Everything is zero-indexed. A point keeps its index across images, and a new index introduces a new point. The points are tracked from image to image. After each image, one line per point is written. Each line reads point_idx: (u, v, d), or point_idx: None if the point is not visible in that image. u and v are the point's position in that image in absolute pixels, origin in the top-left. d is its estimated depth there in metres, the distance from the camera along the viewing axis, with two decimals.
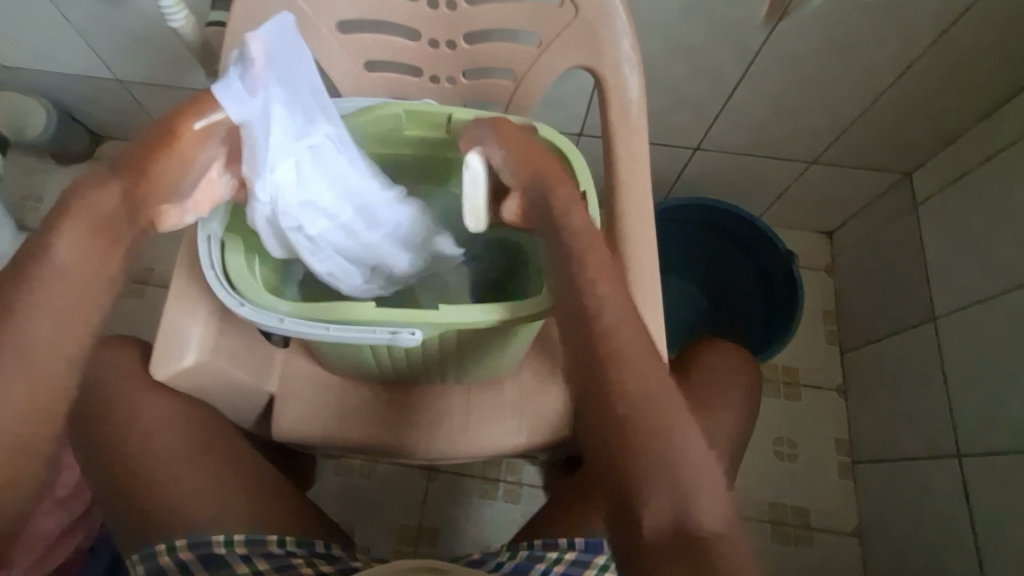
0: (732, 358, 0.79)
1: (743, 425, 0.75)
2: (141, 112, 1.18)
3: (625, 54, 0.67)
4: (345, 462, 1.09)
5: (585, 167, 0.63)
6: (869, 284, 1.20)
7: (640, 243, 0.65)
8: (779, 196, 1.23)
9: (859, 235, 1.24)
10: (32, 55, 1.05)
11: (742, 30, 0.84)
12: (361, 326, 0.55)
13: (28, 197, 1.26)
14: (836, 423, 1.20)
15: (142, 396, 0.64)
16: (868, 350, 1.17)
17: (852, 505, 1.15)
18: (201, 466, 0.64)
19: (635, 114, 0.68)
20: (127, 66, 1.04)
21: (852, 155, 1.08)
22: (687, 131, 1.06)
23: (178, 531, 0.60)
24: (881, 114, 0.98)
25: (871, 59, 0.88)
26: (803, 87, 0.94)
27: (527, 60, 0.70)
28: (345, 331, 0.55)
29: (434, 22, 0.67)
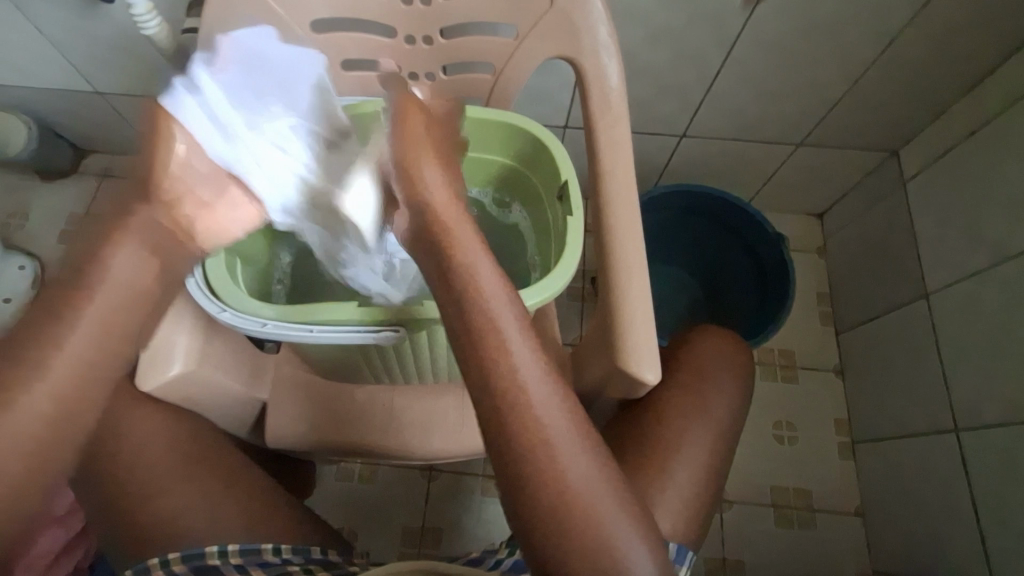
0: (725, 341, 0.79)
1: (738, 407, 0.74)
2: (124, 124, 1.18)
3: (603, 43, 0.67)
4: (345, 466, 1.09)
5: (565, 156, 0.62)
6: (861, 263, 1.20)
7: (626, 231, 0.65)
8: (766, 180, 1.23)
9: (848, 216, 1.24)
10: (10, 70, 1.04)
11: (721, 13, 0.83)
12: (345, 326, 0.55)
13: (13, 215, 1.24)
14: (835, 403, 1.20)
15: (129, 411, 0.62)
16: (864, 329, 1.17)
17: (853, 485, 1.15)
18: (192, 478, 0.63)
19: (616, 103, 0.68)
20: (106, 78, 1.03)
21: (837, 135, 1.08)
22: (674, 118, 1.05)
23: (172, 544, 0.59)
24: (865, 93, 0.98)
25: (851, 38, 0.87)
26: (785, 69, 0.94)
27: (505, 53, 0.70)
28: (332, 333, 0.55)
29: (409, 19, 0.66)
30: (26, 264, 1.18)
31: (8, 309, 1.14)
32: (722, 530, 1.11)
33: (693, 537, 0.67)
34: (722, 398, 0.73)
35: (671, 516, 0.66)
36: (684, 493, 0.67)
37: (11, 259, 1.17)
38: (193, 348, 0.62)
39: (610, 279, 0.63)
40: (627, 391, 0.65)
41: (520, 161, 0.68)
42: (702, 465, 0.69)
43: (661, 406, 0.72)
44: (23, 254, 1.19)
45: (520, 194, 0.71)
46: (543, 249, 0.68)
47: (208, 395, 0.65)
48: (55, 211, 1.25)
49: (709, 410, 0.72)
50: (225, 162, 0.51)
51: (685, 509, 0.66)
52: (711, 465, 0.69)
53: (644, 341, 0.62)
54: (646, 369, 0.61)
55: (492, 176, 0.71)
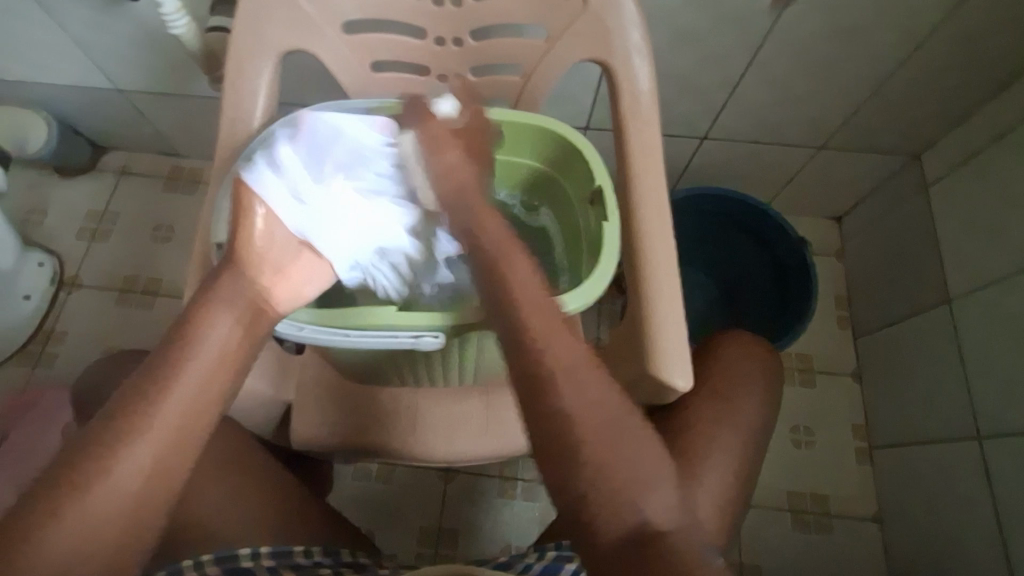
0: (753, 347, 0.78)
1: (766, 413, 0.74)
2: (143, 122, 1.18)
3: (635, 45, 0.66)
4: (362, 466, 1.09)
5: (598, 159, 0.62)
6: (880, 267, 1.19)
7: (656, 235, 0.64)
8: (786, 183, 1.22)
9: (867, 220, 1.23)
10: (34, 68, 1.04)
11: (748, 16, 0.83)
12: (381, 331, 0.54)
13: (31, 212, 1.24)
14: (852, 408, 1.20)
15: None
16: (883, 335, 1.17)
17: (871, 491, 1.14)
18: (223, 480, 0.63)
19: (646, 106, 0.67)
20: (127, 76, 1.03)
21: (859, 139, 1.07)
22: (695, 120, 1.05)
23: (205, 545, 0.59)
24: (890, 97, 0.97)
25: (878, 40, 0.86)
26: (809, 72, 0.93)
27: (535, 55, 0.69)
28: (371, 339, 0.54)
29: (440, 20, 0.66)
30: (46, 261, 1.19)
31: (29, 306, 1.15)
32: (738, 535, 1.11)
33: (721, 544, 0.67)
34: (750, 404, 0.73)
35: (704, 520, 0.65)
36: (712, 500, 0.67)
37: (31, 256, 1.17)
38: None
39: (642, 285, 0.63)
40: (656, 398, 0.65)
41: (552, 164, 0.67)
42: (729, 472, 0.68)
43: (688, 411, 0.71)
44: (43, 251, 1.20)
45: (550, 197, 0.71)
46: (572, 253, 0.67)
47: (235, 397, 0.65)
48: (74, 207, 1.25)
49: (737, 416, 0.71)
50: (301, 231, 0.56)
51: (714, 514, 0.66)
52: (738, 472, 0.69)
53: (676, 348, 0.61)
54: (678, 377, 0.61)
55: (520, 179, 0.71)
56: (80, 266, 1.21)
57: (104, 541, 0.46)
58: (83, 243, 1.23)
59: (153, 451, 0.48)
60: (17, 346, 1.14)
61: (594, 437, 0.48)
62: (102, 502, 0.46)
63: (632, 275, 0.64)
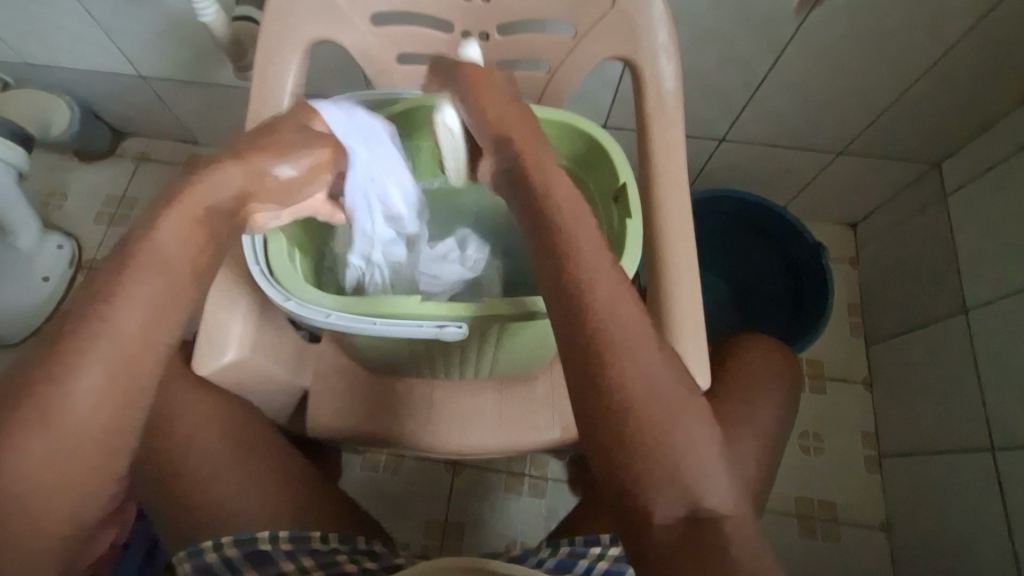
0: (772, 352, 0.78)
1: (782, 417, 0.74)
2: (163, 109, 1.19)
3: (662, 44, 0.66)
4: (371, 456, 1.10)
5: (622, 157, 0.62)
6: (896, 275, 1.18)
7: (678, 234, 0.64)
8: (803, 188, 1.22)
9: (884, 227, 1.23)
10: (58, 51, 1.05)
11: (774, 18, 0.82)
12: (407, 321, 0.55)
13: (51, 195, 1.26)
14: (863, 416, 1.19)
15: (181, 398, 0.63)
16: (896, 343, 1.16)
17: (880, 499, 1.14)
18: (242, 465, 0.63)
19: (672, 105, 0.67)
20: (150, 62, 1.04)
21: (880, 145, 1.07)
22: (715, 122, 1.05)
23: (225, 528, 0.59)
24: (913, 104, 0.96)
25: (904, 46, 0.86)
26: (833, 76, 0.92)
27: (560, 51, 0.69)
28: (400, 327, 0.55)
29: (468, 14, 0.67)
30: (64, 244, 1.19)
31: (47, 287, 1.16)
32: None
33: None
34: (765, 407, 0.73)
35: None
36: None
37: (51, 238, 1.18)
38: (247, 334, 0.62)
39: (661, 283, 0.63)
40: None
41: (575, 161, 0.68)
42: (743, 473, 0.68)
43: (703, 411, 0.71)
44: (61, 234, 1.20)
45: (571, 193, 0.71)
46: None
47: (255, 382, 0.65)
48: (93, 192, 1.27)
49: (754, 420, 0.71)
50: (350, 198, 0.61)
51: None
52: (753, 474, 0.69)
53: (694, 346, 0.61)
54: (696, 375, 0.61)
55: None
56: (98, 250, 1.22)
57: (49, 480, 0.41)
58: (101, 228, 1.24)
59: (94, 418, 0.42)
60: (35, 327, 1.15)
61: (649, 412, 0.42)
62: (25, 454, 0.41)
63: (653, 273, 0.64)
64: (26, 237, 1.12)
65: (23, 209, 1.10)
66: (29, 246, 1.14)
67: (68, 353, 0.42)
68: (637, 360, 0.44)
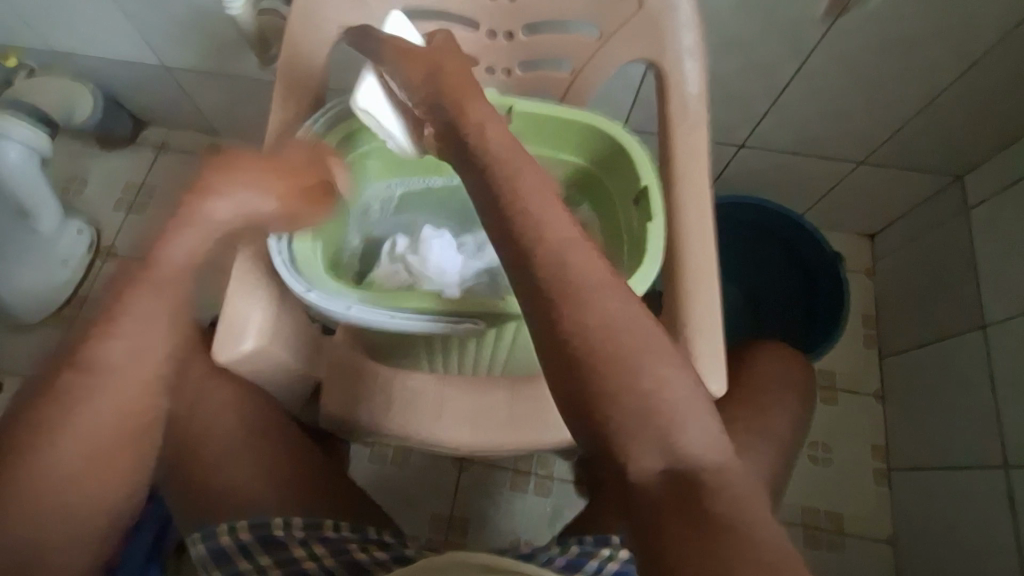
0: (787, 358, 0.78)
1: (796, 426, 0.73)
2: (185, 98, 1.20)
3: (687, 47, 0.66)
4: (379, 450, 1.11)
5: (645, 160, 0.62)
6: (912, 288, 1.17)
7: (697, 238, 0.64)
8: (821, 196, 1.21)
9: (902, 238, 1.22)
10: (84, 40, 1.07)
11: (800, 25, 0.82)
12: (422, 316, 0.56)
13: (72, 181, 1.27)
14: (873, 428, 1.18)
15: (205, 384, 0.66)
16: (910, 356, 1.15)
17: (888, 513, 1.13)
18: (260, 451, 0.65)
19: (695, 109, 0.67)
20: (174, 52, 1.05)
21: (901, 156, 1.06)
22: (734, 128, 1.04)
23: (241, 513, 0.61)
24: (937, 115, 0.95)
25: (930, 57, 0.85)
26: (857, 84, 0.92)
27: (585, 52, 0.69)
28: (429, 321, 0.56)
29: (494, 12, 0.67)
30: (85, 229, 1.20)
31: (67, 272, 1.17)
32: None
33: None
34: (779, 415, 0.72)
35: None
36: None
37: (72, 223, 1.19)
38: (267, 325, 0.62)
39: (679, 286, 0.63)
40: None
41: (595, 161, 0.68)
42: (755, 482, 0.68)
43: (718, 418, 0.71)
44: (82, 219, 1.21)
45: (591, 193, 0.71)
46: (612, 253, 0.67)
47: (271, 372, 0.66)
48: (113, 179, 1.28)
49: (768, 427, 0.71)
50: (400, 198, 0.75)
51: None
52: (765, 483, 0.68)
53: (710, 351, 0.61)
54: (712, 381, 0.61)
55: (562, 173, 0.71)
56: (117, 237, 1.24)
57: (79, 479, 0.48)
58: (120, 214, 1.25)
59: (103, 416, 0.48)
60: (52, 310, 1.16)
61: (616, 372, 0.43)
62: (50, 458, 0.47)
63: (671, 276, 0.64)
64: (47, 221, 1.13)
65: (46, 194, 1.11)
66: (50, 230, 1.14)
67: (92, 351, 0.48)
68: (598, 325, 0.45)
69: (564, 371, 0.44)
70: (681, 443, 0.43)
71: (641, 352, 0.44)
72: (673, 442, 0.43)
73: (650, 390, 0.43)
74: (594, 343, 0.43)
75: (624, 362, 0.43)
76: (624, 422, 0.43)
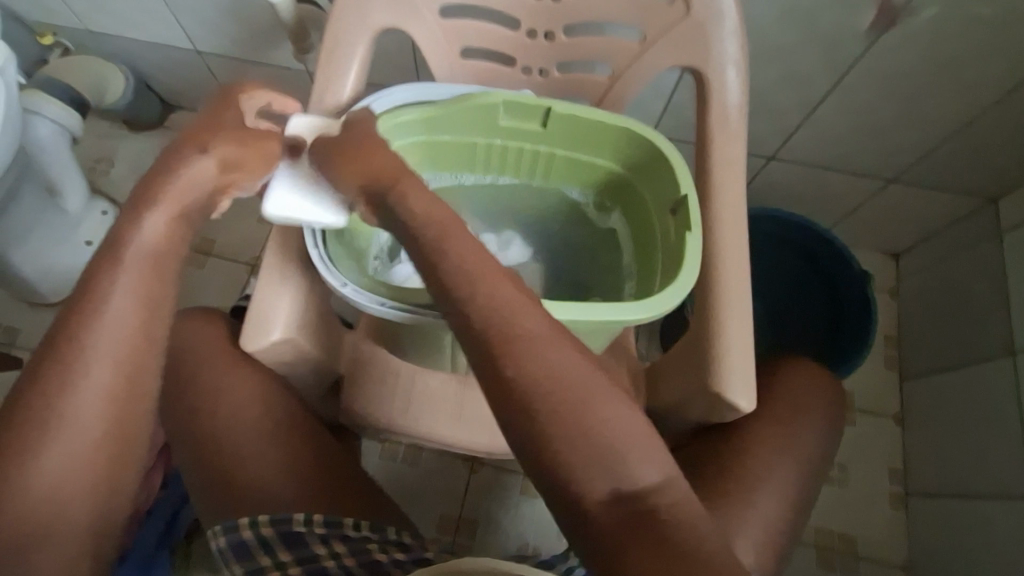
0: (818, 378, 0.76)
1: (822, 446, 0.72)
2: (214, 85, 1.20)
3: (731, 57, 0.65)
4: (391, 446, 1.10)
5: (684, 169, 0.61)
6: (937, 311, 1.15)
7: (732, 251, 0.63)
8: (848, 213, 1.19)
9: (930, 259, 1.19)
10: (119, 21, 1.08)
11: (842, 38, 0.80)
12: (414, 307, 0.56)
13: (99, 161, 1.28)
14: (891, 451, 1.16)
15: (229, 373, 0.66)
16: (932, 380, 1.13)
17: (902, 537, 1.11)
18: (285, 444, 0.65)
19: (735, 120, 0.66)
20: (207, 38, 1.06)
21: (934, 177, 1.04)
22: (765, 139, 1.03)
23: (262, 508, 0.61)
24: (976, 137, 0.93)
25: (973, 76, 0.83)
26: (895, 101, 0.90)
27: (626, 57, 0.69)
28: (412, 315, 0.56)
29: (536, 13, 0.66)
30: (108, 210, 1.20)
31: (90, 252, 1.16)
32: None
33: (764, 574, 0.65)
34: (806, 435, 0.71)
35: (751, 547, 0.64)
36: (761, 530, 0.65)
37: (96, 204, 1.19)
38: (294, 316, 0.62)
39: (714, 299, 0.62)
40: (712, 414, 0.64)
41: (631, 168, 0.67)
42: (777, 502, 0.67)
43: (743, 435, 0.70)
44: (106, 201, 1.21)
45: (623, 200, 0.70)
46: (644, 261, 0.66)
47: (294, 364, 0.66)
48: (139, 161, 1.29)
49: (794, 446, 0.70)
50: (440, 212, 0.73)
51: (761, 543, 0.65)
52: (787, 502, 0.67)
53: (740, 367, 0.60)
54: (742, 397, 0.60)
55: (595, 178, 0.70)
56: None
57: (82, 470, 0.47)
58: None
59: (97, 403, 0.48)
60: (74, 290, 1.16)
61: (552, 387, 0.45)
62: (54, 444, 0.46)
63: (704, 289, 0.63)
64: (72, 202, 1.13)
65: (74, 175, 1.10)
66: (75, 211, 1.14)
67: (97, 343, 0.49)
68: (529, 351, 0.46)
69: (511, 417, 0.45)
70: (631, 476, 0.45)
71: (581, 392, 0.46)
72: (624, 476, 0.44)
73: (595, 429, 0.45)
74: (533, 387, 0.45)
75: (566, 403, 0.45)
76: (569, 448, 0.44)
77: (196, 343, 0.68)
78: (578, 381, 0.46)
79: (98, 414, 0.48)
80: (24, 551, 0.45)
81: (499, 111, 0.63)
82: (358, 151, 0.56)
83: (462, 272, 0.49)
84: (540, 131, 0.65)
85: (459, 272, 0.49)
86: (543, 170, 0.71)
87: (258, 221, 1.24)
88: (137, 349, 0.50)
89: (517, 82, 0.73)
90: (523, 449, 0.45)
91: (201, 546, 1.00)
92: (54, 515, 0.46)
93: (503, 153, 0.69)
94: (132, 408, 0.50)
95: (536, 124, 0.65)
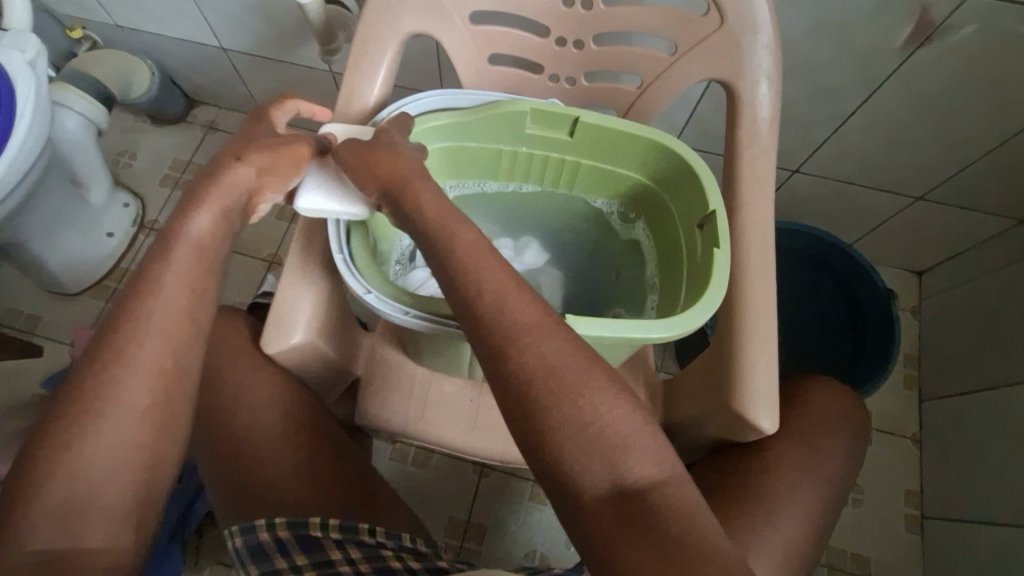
0: (842, 400, 0.75)
1: (843, 469, 0.70)
2: (239, 82, 1.21)
3: (764, 70, 0.64)
4: (402, 448, 1.10)
5: (712, 183, 0.60)
6: (960, 332, 1.13)
7: (758, 269, 0.62)
8: (872, 229, 1.17)
9: (955, 279, 1.17)
10: (148, 17, 1.09)
11: (876, 52, 0.79)
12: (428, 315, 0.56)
13: (122, 154, 1.30)
14: (908, 472, 1.15)
15: (250, 372, 0.67)
16: (953, 402, 1.11)
17: (917, 561, 1.09)
18: (302, 447, 0.65)
19: (766, 135, 0.65)
20: (233, 34, 1.06)
21: (963, 196, 1.02)
22: (791, 152, 1.01)
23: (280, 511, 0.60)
24: (1010, 157, 0.91)
25: (1010, 95, 0.81)
26: (927, 118, 0.88)
27: (656, 68, 0.68)
28: (423, 319, 0.55)
29: (567, 21, 0.66)
30: (130, 203, 1.23)
31: (112, 243, 1.20)
32: None
33: None
34: (829, 456, 0.70)
35: (768, 569, 0.63)
36: (779, 552, 0.64)
37: (118, 196, 1.22)
38: (315, 319, 0.62)
39: (738, 316, 0.61)
40: (733, 434, 0.63)
41: (658, 180, 0.66)
42: (795, 525, 0.66)
43: (764, 453, 0.69)
44: (128, 193, 1.24)
45: (649, 212, 0.69)
46: (669, 274, 0.66)
47: (314, 366, 0.66)
48: (162, 154, 1.30)
49: (816, 467, 0.69)
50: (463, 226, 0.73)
51: (777, 566, 0.64)
52: (806, 525, 0.66)
53: (765, 388, 0.59)
54: (764, 417, 0.59)
55: (620, 189, 0.70)
56: (160, 212, 1.25)
57: (120, 452, 0.47)
58: (166, 190, 1.27)
59: (127, 398, 0.48)
60: (95, 280, 1.19)
61: (563, 381, 0.45)
62: (92, 428, 0.47)
63: (730, 306, 0.61)
64: (98, 193, 1.16)
65: (98, 166, 1.13)
66: (99, 201, 1.17)
67: (126, 339, 0.49)
68: (540, 348, 0.46)
69: (510, 405, 0.45)
70: (631, 469, 0.43)
71: (579, 380, 0.45)
72: (624, 468, 0.43)
73: (591, 421, 0.44)
74: (532, 374, 0.45)
75: (563, 390, 0.44)
76: (573, 442, 0.44)
77: (218, 341, 0.69)
78: (588, 378, 0.45)
79: (147, 396, 0.49)
80: (71, 518, 0.45)
81: (527, 119, 0.63)
82: (387, 156, 0.56)
83: (484, 285, 0.48)
84: (567, 140, 0.65)
85: (484, 282, 0.48)
86: (566, 179, 0.70)
87: (276, 218, 1.25)
88: (163, 346, 0.50)
89: (544, 89, 0.72)
90: (524, 436, 0.45)
91: (212, 539, 1.01)
92: (104, 494, 0.47)
93: (527, 161, 0.68)
94: (178, 387, 0.51)
95: (563, 133, 0.64)
